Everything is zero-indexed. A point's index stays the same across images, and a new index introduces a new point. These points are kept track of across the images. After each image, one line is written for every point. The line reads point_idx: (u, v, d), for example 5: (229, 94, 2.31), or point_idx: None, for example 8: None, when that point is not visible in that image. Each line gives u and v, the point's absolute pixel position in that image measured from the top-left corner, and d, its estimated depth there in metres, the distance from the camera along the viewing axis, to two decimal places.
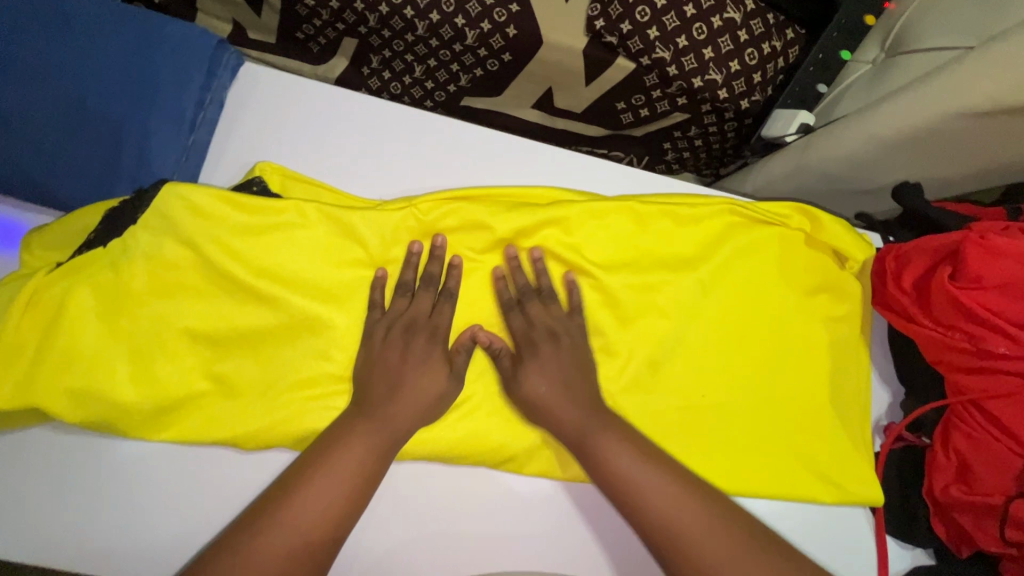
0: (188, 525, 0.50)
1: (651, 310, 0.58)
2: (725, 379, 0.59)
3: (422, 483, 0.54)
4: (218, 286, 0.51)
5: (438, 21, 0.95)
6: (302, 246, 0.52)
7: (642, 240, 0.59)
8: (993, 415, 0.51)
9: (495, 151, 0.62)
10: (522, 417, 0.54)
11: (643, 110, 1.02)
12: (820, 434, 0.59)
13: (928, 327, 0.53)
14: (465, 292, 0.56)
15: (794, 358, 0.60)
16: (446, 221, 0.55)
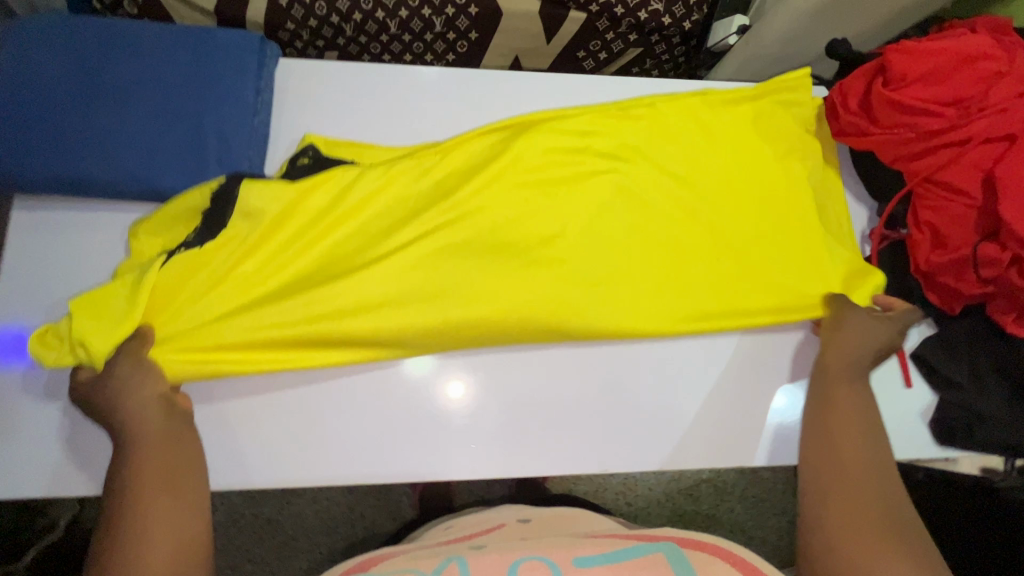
0: (320, 445, 0.63)
1: (653, 192, 0.70)
2: (717, 235, 0.70)
3: (504, 368, 0.67)
4: (298, 241, 0.63)
5: (408, 17, 1.07)
6: (365, 193, 0.65)
7: (629, 133, 0.72)
8: (948, 184, 0.63)
9: (497, 88, 0.74)
10: (554, 298, 0.65)
11: (602, 55, 1.15)
12: (813, 267, 0.70)
13: (879, 132, 0.65)
14: (492, 202, 0.67)
15: (777, 207, 0.71)
16: (465, 153, 0.69)
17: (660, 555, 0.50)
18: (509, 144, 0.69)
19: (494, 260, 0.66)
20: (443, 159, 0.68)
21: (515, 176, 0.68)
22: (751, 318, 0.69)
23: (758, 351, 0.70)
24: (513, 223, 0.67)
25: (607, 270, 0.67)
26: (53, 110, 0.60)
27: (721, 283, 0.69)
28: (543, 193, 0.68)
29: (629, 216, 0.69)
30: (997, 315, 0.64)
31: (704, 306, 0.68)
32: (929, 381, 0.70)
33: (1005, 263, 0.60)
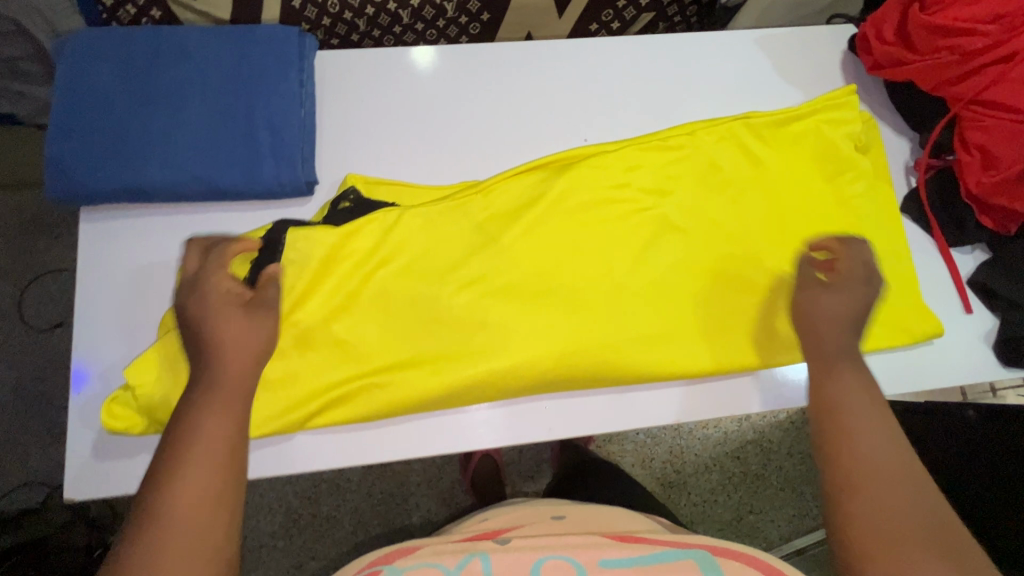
0: (369, 457, 0.63)
1: (698, 225, 0.69)
2: (762, 259, 0.69)
3: (548, 404, 0.66)
4: (349, 304, 0.63)
5: (419, 6, 1.09)
6: (414, 252, 0.65)
7: (672, 157, 0.70)
8: (996, 102, 0.62)
9: (527, 58, 0.74)
10: (602, 345, 0.64)
11: (614, 23, 1.15)
12: None
13: (919, 60, 0.65)
14: (536, 243, 0.66)
15: (823, 225, 0.71)
16: (507, 195, 0.67)
17: (689, 561, 0.51)
18: (551, 183, 0.68)
19: (526, 308, 0.65)
20: (485, 202, 0.67)
21: (557, 214, 0.67)
22: (794, 353, 0.68)
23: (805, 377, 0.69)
24: (549, 269, 0.66)
25: (648, 301, 0.67)
26: (111, 118, 0.62)
27: (759, 318, 0.68)
28: (583, 232, 0.67)
29: (671, 244, 0.68)
30: None
31: (749, 336, 0.67)
32: (988, 305, 0.70)
33: None
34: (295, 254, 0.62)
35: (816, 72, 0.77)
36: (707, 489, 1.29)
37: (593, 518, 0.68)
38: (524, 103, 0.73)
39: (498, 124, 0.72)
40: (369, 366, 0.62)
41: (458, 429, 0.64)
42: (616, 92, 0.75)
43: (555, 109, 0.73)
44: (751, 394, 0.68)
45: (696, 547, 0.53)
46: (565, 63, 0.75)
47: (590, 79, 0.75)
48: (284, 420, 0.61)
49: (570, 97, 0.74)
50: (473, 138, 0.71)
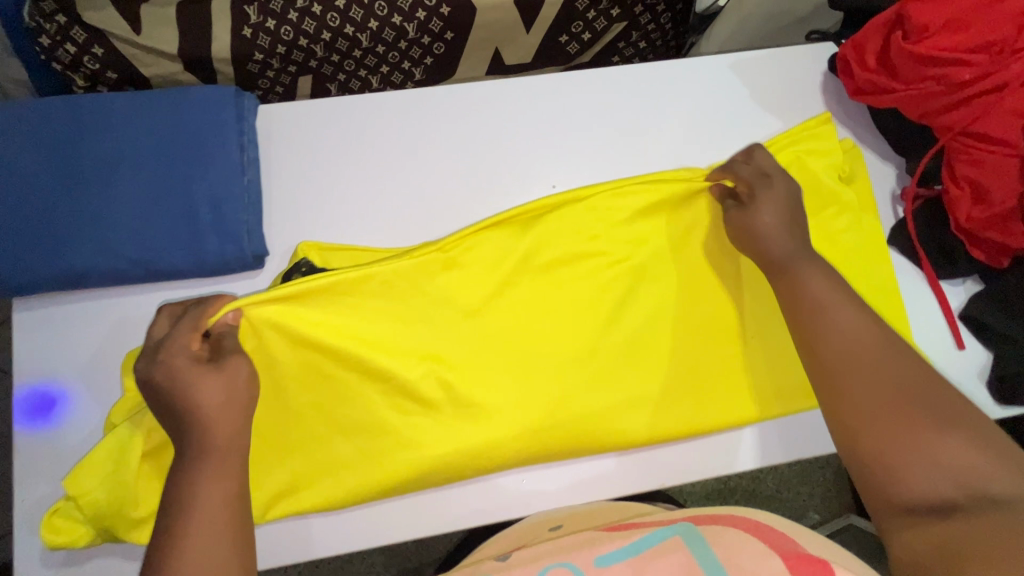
0: (350, 540, 0.61)
1: (678, 276, 0.66)
2: (741, 310, 0.66)
3: (526, 478, 0.63)
4: (310, 388, 0.59)
5: (378, 27, 1.04)
6: (372, 320, 0.60)
7: (649, 202, 0.65)
8: (984, 134, 0.59)
9: (488, 97, 0.69)
10: (577, 414, 0.61)
11: (585, 34, 1.11)
12: None
13: (903, 89, 0.61)
14: (504, 305, 0.63)
15: None
16: (472, 253, 0.63)
17: (675, 539, 0.48)
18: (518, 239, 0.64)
19: (499, 378, 0.61)
20: (447, 263, 0.62)
21: (526, 270, 0.64)
22: (778, 410, 0.65)
23: (795, 430, 0.66)
24: (521, 333, 0.63)
25: (623, 360, 0.64)
26: (33, 202, 0.57)
27: (751, 370, 0.65)
28: (556, 289, 0.64)
29: (644, 298, 0.65)
30: None
31: (731, 394, 0.65)
32: (982, 339, 0.67)
33: None
34: None
35: (795, 97, 0.73)
36: (703, 496, 1.25)
37: None
38: (487, 146, 0.68)
39: (459, 171, 0.67)
40: (333, 451, 0.59)
41: (459, 504, 0.62)
42: (584, 126, 0.70)
43: (519, 150, 0.69)
44: (747, 447, 0.66)
45: (680, 522, 0.51)
46: (528, 98, 0.70)
47: (555, 115, 0.70)
48: None
49: (535, 136, 0.69)
50: (435, 187, 0.67)
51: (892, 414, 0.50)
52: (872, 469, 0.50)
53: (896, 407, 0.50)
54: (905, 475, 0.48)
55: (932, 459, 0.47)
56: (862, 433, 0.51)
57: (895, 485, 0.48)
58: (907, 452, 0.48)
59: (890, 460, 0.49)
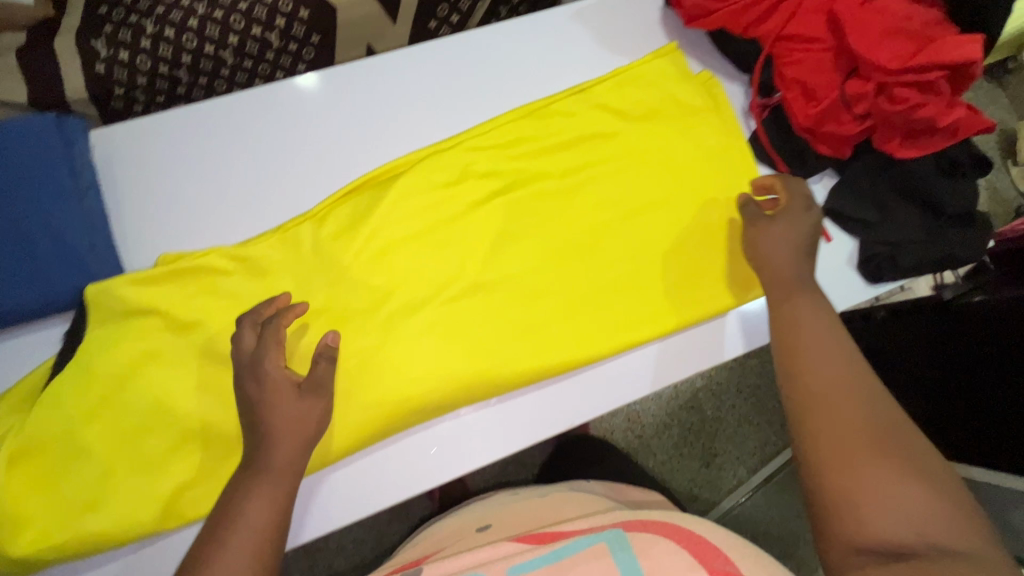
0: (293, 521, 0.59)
1: (563, 200, 0.67)
2: (617, 232, 0.67)
3: (455, 429, 0.62)
4: (187, 394, 0.56)
5: (240, 40, 1.01)
6: (244, 302, 0.59)
7: (514, 150, 0.67)
8: (797, 36, 0.62)
9: (341, 83, 0.68)
10: (468, 364, 0.61)
11: (453, 17, 1.11)
12: (716, 249, 0.68)
13: (720, 8, 0.65)
14: (382, 280, 0.61)
15: (672, 177, 0.70)
16: (341, 220, 0.62)
17: (601, 547, 0.50)
18: (383, 195, 0.63)
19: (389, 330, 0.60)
20: (318, 228, 0.62)
21: (399, 226, 0.63)
22: (669, 325, 0.66)
23: (695, 346, 0.68)
24: (407, 288, 0.62)
25: (509, 303, 0.63)
26: None
27: (653, 283, 0.67)
28: (434, 245, 0.63)
29: (522, 238, 0.65)
30: (886, 149, 0.67)
31: (620, 318, 0.65)
32: (844, 229, 0.71)
33: (872, 95, 0.61)
34: (81, 365, 0.54)
35: (636, 37, 0.75)
36: (672, 446, 1.27)
37: (523, 513, 0.68)
38: (338, 132, 0.67)
39: (316, 163, 0.66)
40: (230, 443, 0.56)
41: (420, 451, 0.61)
42: (438, 100, 0.70)
43: (379, 131, 0.68)
44: (666, 362, 0.67)
45: (610, 529, 0.52)
46: (377, 79, 0.69)
47: (407, 92, 0.70)
48: (114, 530, 0.53)
49: (390, 115, 0.69)
50: (298, 182, 0.66)
51: (866, 442, 0.46)
52: (838, 503, 0.44)
53: (867, 446, 0.45)
54: (866, 513, 0.43)
55: (898, 502, 0.43)
56: (836, 470, 0.45)
57: (854, 521, 0.43)
58: (869, 477, 0.44)
59: (864, 501, 0.43)
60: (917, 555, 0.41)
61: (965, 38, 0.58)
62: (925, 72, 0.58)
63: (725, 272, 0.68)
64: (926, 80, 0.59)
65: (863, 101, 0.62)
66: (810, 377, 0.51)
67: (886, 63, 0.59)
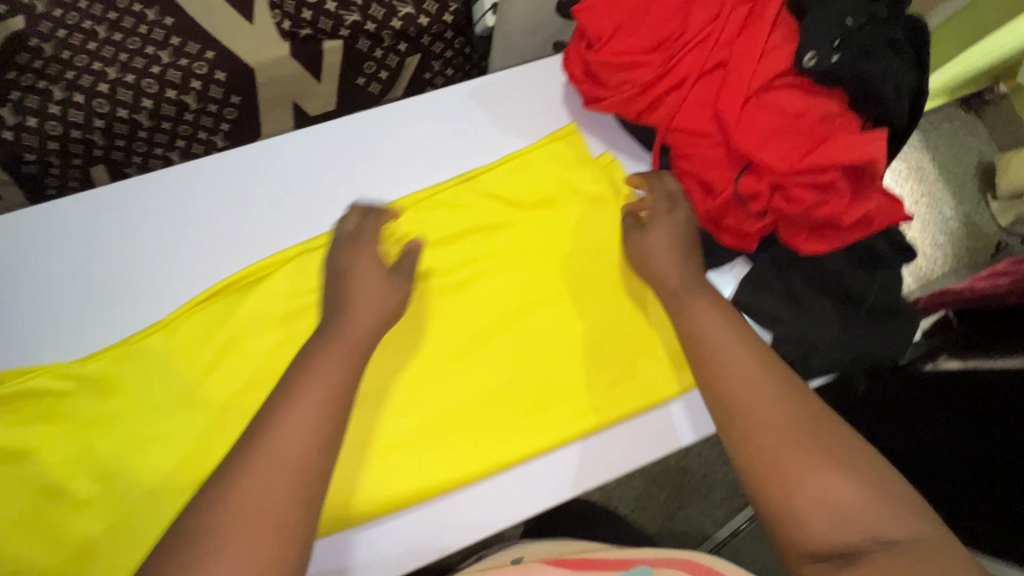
0: None
1: (443, 299, 0.63)
2: (500, 334, 0.62)
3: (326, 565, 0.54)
4: (13, 530, 0.52)
5: (154, 104, 0.99)
6: (83, 426, 0.55)
7: (394, 246, 0.63)
8: (688, 129, 0.57)
9: (210, 172, 0.63)
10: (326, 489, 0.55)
11: (381, 73, 1.07)
12: (610, 351, 0.62)
13: (607, 95, 0.58)
14: (236, 395, 0.58)
15: (564, 270, 0.64)
16: (196, 329, 0.59)
17: None
18: (243, 301, 0.60)
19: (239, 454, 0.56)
20: (168, 339, 0.58)
21: (258, 335, 0.60)
22: (554, 439, 0.59)
23: (592, 462, 0.60)
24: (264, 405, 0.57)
25: (374, 422, 0.58)
26: None
27: (542, 390, 0.61)
28: (296, 352, 0.59)
29: (395, 343, 0.60)
30: (792, 243, 0.61)
31: (498, 432, 0.59)
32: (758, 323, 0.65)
33: (766, 194, 0.56)
34: None
35: (535, 119, 0.70)
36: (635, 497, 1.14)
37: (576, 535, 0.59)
38: (202, 227, 0.62)
39: (175, 263, 0.61)
40: None
41: None
42: (317, 189, 0.65)
43: (250, 223, 0.63)
44: (559, 478, 0.59)
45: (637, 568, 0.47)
46: (249, 166, 0.64)
47: (282, 181, 0.65)
48: None
49: (263, 207, 0.64)
50: (157, 283, 0.60)
51: (791, 438, 0.47)
52: (779, 507, 0.45)
53: (797, 442, 0.46)
54: (805, 515, 0.44)
55: (830, 497, 0.44)
56: (771, 470, 0.46)
57: (798, 526, 0.44)
58: (799, 471, 0.45)
59: (798, 503, 0.44)
60: (863, 553, 0.41)
61: (859, 136, 0.54)
62: (818, 174, 0.54)
63: (622, 374, 0.62)
64: (823, 181, 0.54)
65: (758, 199, 0.57)
66: (732, 383, 0.51)
67: (777, 165, 0.53)
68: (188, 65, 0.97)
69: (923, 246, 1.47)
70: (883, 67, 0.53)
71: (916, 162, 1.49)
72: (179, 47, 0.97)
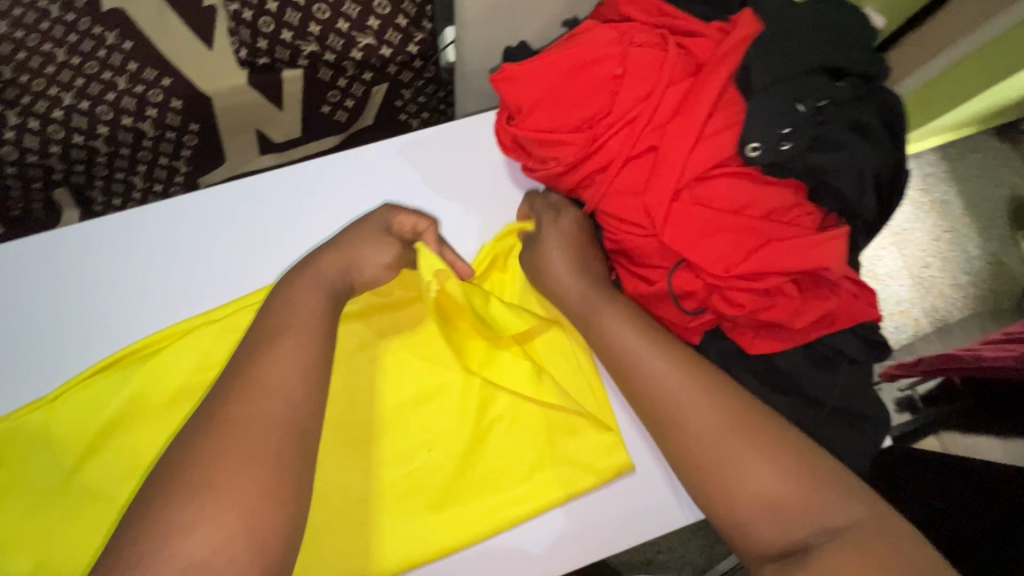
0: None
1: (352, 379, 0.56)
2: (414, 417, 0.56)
3: None
4: None
5: (110, 131, 0.95)
6: None
7: None
8: (619, 215, 0.50)
9: (114, 234, 0.60)
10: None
11: (347, 102, 1.02)
12: (525, 431, 0.56)
13: (535, 169, 0.52)
14: (118, 477, 0.54)
15: (477, 342, 0.59)
16: (80, 404, 0.55)
17: None
18: (136, 372, 0.57)
19: (103, 546, 0.51)
20: (51, 416, 0.54)
21: (148, 410, 0.56)
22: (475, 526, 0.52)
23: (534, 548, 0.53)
24: (145, 491, 0.53)
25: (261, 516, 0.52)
26: None
27: (453, 476, 0.55)
28: (183, 431, 0.55)
29: None
30: (736, 339, 0.55)
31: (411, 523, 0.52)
32: None
33: (701, 294, 0.50)
34: None
35: (471, 179, 0.64)
36: None
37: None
38: (103, 293, 0.59)
39: (69, 330, 0.58)
40: None
41: None
42: (229, 253, 0.61)
43: (155, 289, 0.60)
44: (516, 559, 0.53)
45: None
46: (160, 230, 0.60)
47: (190, 244, 0.61)
48: None
49: (170, 271, 0.60)
50: (56, 352, 0.57)
51: (730, 435, 0.47)
52: (720, 510, 0.46)
53: (738, 441, 0.46)
54: (747, 521, 0.45)
55: (766, 497, 0.44)
56: (706, 470, 0.47)
57: (742, 529, 0.45)
58: (737, 468, 0.46)
59: (737, 507, 0.45)
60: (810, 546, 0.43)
61: (807, 240, 0.46)
62: (759, 279, 0.47)
63: (542, 460, 0.55)
64: (765, 287, 0.48)
65: (690, 299, 0.51)
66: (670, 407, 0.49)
67: (708, 267, 0.47)
68: (143, 93, 0.93)
69: (941, 284, 1.30)
70: (840, 161, 0.46)
71: (939, 196, 1.34)
72: (135, 73, 0.92)
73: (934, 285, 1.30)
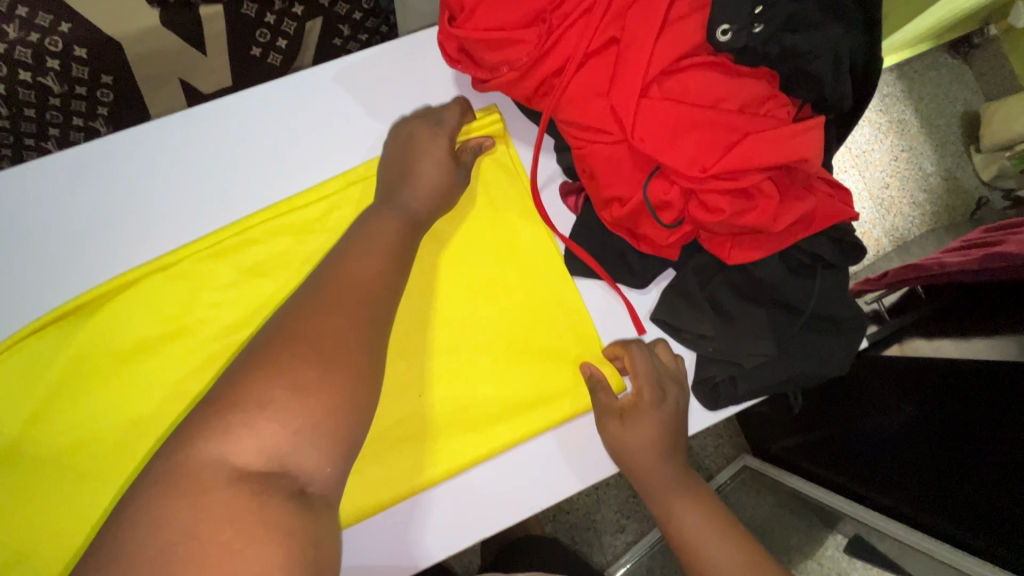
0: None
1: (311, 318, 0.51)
2: (398, 350, 0.52)
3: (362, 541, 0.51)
4: None
5: (8, 89, 0.84)
6: None
7: (245, 246, 0.54)
8: (581, 121, 0.46)
9: (24, 183, 0.52)
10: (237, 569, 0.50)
11: (279, 41, 0.93)
12: (502, 353, 0.54)
13: (484, 78, 0.47)
14: (70, 440, 0.50)
15: (452, 268, 0.54)
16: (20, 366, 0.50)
17: None
18: (80, 329, 0.51)
19: (68, 515, 0.48)
20: None
21: (99, 368, 0.51)
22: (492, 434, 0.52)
23: (568, 456, 0.54)
24: (106, 453, 0.50)
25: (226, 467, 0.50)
26: None
27: (440, 399, 0.52)
28: (141, 388, 0.51)
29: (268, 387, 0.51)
30: (713, 252, 0.53)
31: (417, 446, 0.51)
32: (683, 343, 0.56)
33: (679, 203, 0.46)
34: None
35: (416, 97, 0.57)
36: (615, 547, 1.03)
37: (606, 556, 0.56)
38: (25, 250, 0.52)
39: None
40: None
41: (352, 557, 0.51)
42: (158, 193, 0.54)
43: (80, 243, 0.53)
44: (548, 462, 0.53)
45: None
46: (74, 176, 0.53)
47: (111, 192, 0.53)
48: None
49: (93, 219, 0.53)
50: None
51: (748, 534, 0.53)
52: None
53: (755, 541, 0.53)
54: None
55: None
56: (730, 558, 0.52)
57: None
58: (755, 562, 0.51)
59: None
60: None
61: (785, 130, 0.44)
62: (735, 177, 0.44)
63: (509, 372, 0.53)
64: (743, 186, 0.45)
65: (671, 209, 0.47)
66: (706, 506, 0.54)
67: (684, 168, 0.44)
68: (36, 42, 0.81)
69: (901, 203, 1.31)
70: (815, 41, 0.43)
71: (898, 115, 1.34)
72: (26, 19, 0.78)
73: (895, 204, 1.31)
